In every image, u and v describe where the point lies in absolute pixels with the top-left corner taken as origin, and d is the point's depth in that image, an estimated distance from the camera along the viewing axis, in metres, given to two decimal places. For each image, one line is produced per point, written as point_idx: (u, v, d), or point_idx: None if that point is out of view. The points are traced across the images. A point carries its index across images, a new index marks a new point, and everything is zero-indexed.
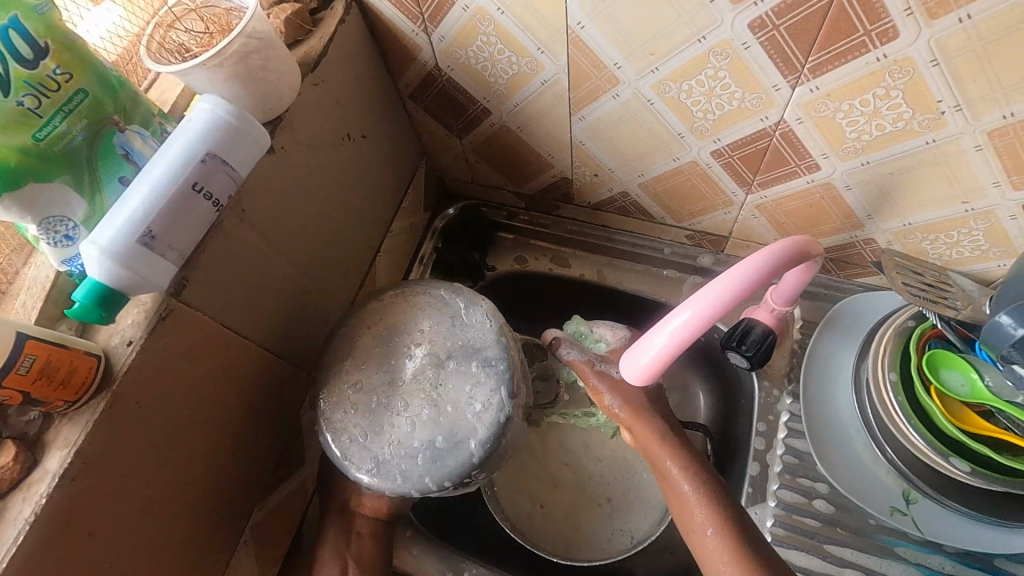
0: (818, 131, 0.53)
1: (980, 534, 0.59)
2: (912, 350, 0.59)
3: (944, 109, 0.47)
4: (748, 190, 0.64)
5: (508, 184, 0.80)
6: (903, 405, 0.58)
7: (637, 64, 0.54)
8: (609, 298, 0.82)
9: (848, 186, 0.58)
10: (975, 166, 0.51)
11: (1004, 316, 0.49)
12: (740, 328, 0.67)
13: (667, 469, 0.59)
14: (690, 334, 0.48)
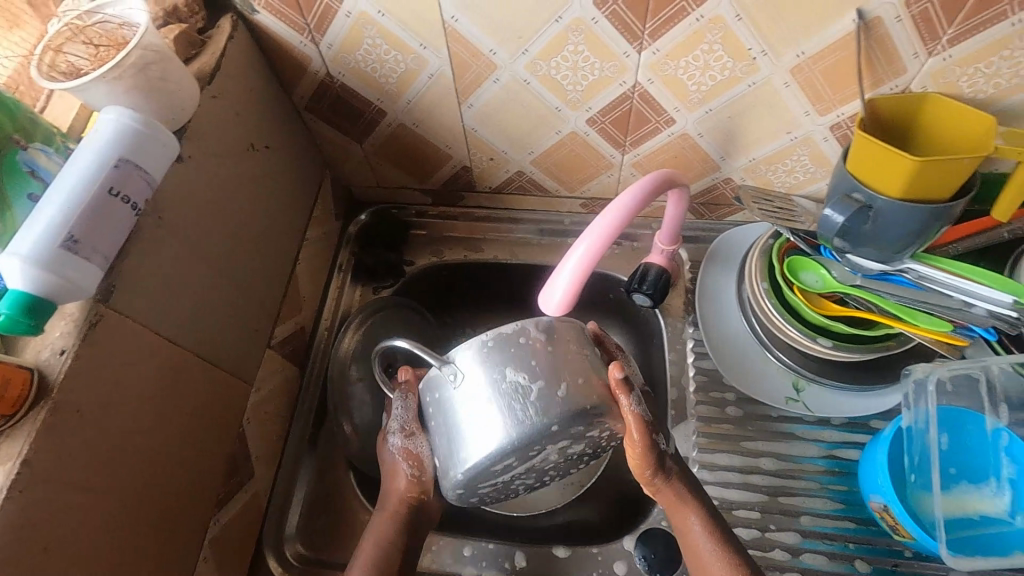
0: (666, 88, 0.64)
1: (855, 403, 0.71)
2: (776, 261, 0.70)
3: (755, 55, 0.59)
4: (623, 150, 0.74)
5: (413, 181, 0.85)
6: (776, 305, 0.69)
7: (509, 49, 0.62)
8: (524, 274, 0.89)
9: (701, 134, 0.70)
10: (788, 99, 0.63)
11: (830, 210, 0.61)
12: (640, 271, 0.76)
13: (689, 525, 0.60)
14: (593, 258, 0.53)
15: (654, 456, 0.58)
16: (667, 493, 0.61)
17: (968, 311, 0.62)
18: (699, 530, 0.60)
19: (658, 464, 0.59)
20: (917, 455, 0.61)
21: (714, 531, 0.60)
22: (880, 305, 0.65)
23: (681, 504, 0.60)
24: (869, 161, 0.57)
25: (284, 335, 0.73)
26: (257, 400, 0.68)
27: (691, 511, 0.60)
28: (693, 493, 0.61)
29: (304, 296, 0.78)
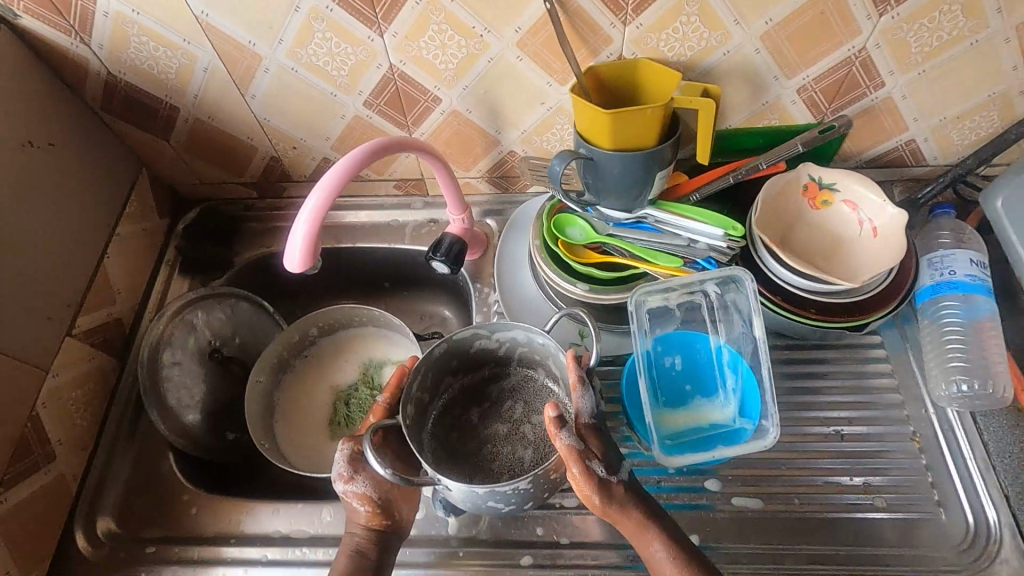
0: (419, 68, 0.71)
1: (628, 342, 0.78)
2: (546, 219, 0.77)
3: (480, 33, 0.66)
4: (409, 131, 0.80)
5: (232, 176, 0.89)
6: (545, 258, 0.76)
7: (265, 39, 0.68)
8: (352, 256, 0.95)
9: (469, 110, 0.77)
10: (527, 71, 0.71)
11: (556, 161, 0.66)
12: (438, 241, 0.82)
13: (654, 553, 0.61)
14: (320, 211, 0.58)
15: (604, 484, 0.60)
16: (627, 524, 0.61)
17: (696, 248, 0.70)
18: (665, 557, 0.60)
19: (605, 489, 0.60)
20: (661, 377, 0.71)
21: (681, 557, 0.60)
22: (629, 249, 0.73)
23: (644, 531, 0.61)
24: (595, 124, 0.64)
25: (92, 325, 0.76)
26: (57, 385, 0.71)
27: (654, 541, 0.61)
28: (652, 522, 0.61)
29: (119, 288, 0.81)
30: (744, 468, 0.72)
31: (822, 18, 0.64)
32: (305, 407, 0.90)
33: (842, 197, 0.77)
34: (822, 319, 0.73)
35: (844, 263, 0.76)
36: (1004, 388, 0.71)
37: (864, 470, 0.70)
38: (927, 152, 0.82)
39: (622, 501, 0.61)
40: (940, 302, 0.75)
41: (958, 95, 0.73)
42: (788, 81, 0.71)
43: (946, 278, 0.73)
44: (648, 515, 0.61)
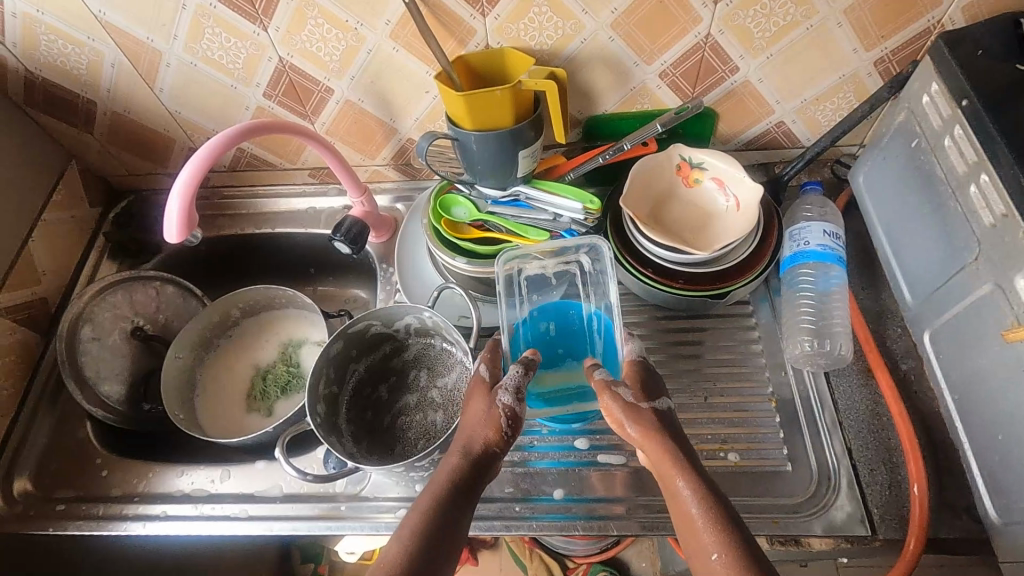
0: (306, 60, 0.77)
1: None
2: (432, 199, 0.82)
3: (354, 26, 0.73)
4: (311, 120, 0.86)
5: (156, 167, 0.96)
6: (431, 235, 0.81)
7: (161, 35, 0.74)
8: (273, 241, 1.01)
9: (361, 99, 0.83)
10: (405, 62, 0.77)
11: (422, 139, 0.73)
12: (339, 223, 0.88)
13: (678, 490, 0.54)
14: (193, 181, 0.65)
15: (635, 410, 0.59)
16: (652, 451, 0.57)
17: (561, 221, 0.78)
18: (690, 492, 0.54)
19: (635, 414, 0.59)
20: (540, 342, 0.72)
21: (706, 495, 0.53)
22: (504, 224, 0.79)
23: (669, 463, 0.56)
24: (461, 109, 0.69)
25: (15, 302, 0.83)
26: None
27: (679, 475, 0.55)
28: (674, 451, 0.56)
29: (44, 269, 0.87)
30: (611, 428, 0.77)
31: (663, 7, 0.70)
32: (226, 383, 0.96)
33: (710, 174, 0.81)
34: (681, 288, 0.77)
35: (710, 235, 0.80)
36: (847, 348, 0.77)
37: (721, 428, 0.75)
38: (799, 133, 0.87)
39: (635, 428, 0.58)
40: (797, 271, 0.80)
41: (811, 77, 0.78)
42: (648, 67, 0.77)
43: (801, 248, 0.77)
44: (667, 443, 0.57)
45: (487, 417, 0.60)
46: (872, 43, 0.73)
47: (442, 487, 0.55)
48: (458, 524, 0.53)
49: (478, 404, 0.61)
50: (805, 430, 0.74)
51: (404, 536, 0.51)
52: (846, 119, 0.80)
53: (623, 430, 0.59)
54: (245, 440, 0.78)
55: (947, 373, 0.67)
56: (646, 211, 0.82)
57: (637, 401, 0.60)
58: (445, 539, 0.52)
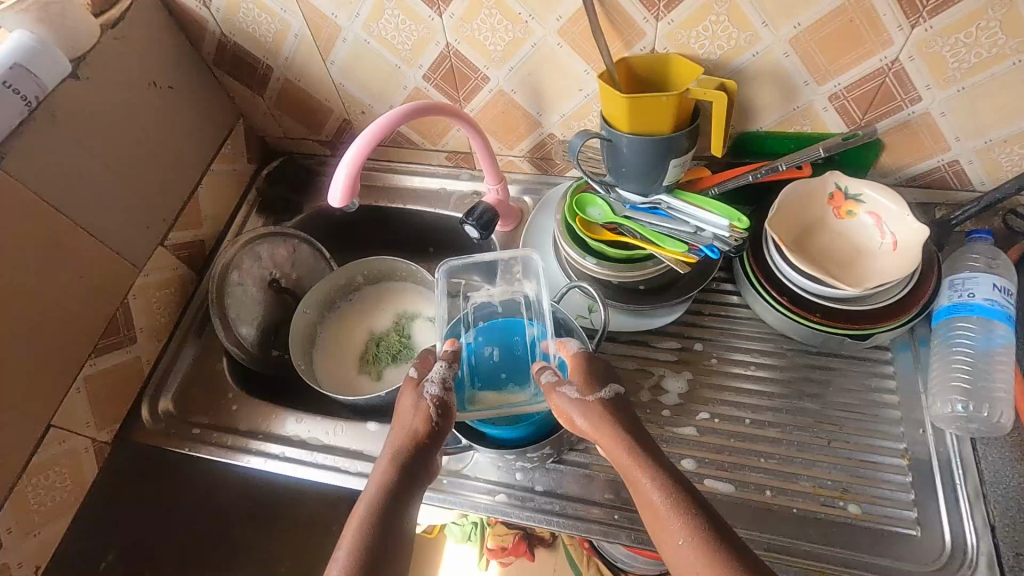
0: (471, 47, 0.80)
1: (632, 321, 0.83)
2: (569, 197, 0.83)
3: (525, 19, 0.74)
4: (461, 106, 0.89)
5: (310, 134, 1.03)
6: (563, 232, 0.82)
7: (345, 12, 0.79)
8: (402, 216, 1.05)
9: (514, 91, 0.85)
10: (567, 58, 0.78)
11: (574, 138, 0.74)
12: (473, 208, 0.91)
13: (637, 480, 0.55)
14: (362, 153, 0.70)
15: (583, 403, 0.60)
16: (613, 448, 0.58)
17: (701, 235, 0.75)
18: (653, 482, 0.54)
19: (582, 405, 0.60)
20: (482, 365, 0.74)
21: (670, 487, 0.53)
22: (640, 231, 0.78)
23: (630, 459, 0.56)
24: (619, 112, 0.69)
25: (180, 241, 0.92)
26: (146, 282, 0.86)
27: (642, 472, 0.55)
28: (624, 441, 0.57)
29: (206, 215, 0.96)
30: (720, 453, 0.74)
31: (852, 26, 0.66)
32: (342, 343, 1.01)
33: (867, 209, 0.76)
34: (818, 322, 0.73)
35: (857, 272, 0.75)
36: (1006, 417, 0.68)
37: (842, 475, 0.71)
38: (973, 175, 0.80)
39: (608, 414, 0.59)
40: (954, 325, 0.73)
41: (1004, 116, 0.71)
42: (820, 87, 0.73)
43: (965, 299, 0.71)
44: (630, 441, 0.57)
45: (416, 408, 0.62)
46: None
47: (386, 476, 0.57)
48: (399, 512, 0.55)
49: (408, 397, 0.64)
50: (940, 495, 0.68)
51: (374, 500, 0.55)
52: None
53: (573, 418, 0.60)
54: (362, 399, 0.82)
55: None
56: (789, 238, 0.78)
57: (583, 395, 0.61)
58: (392, 523, 0.54)
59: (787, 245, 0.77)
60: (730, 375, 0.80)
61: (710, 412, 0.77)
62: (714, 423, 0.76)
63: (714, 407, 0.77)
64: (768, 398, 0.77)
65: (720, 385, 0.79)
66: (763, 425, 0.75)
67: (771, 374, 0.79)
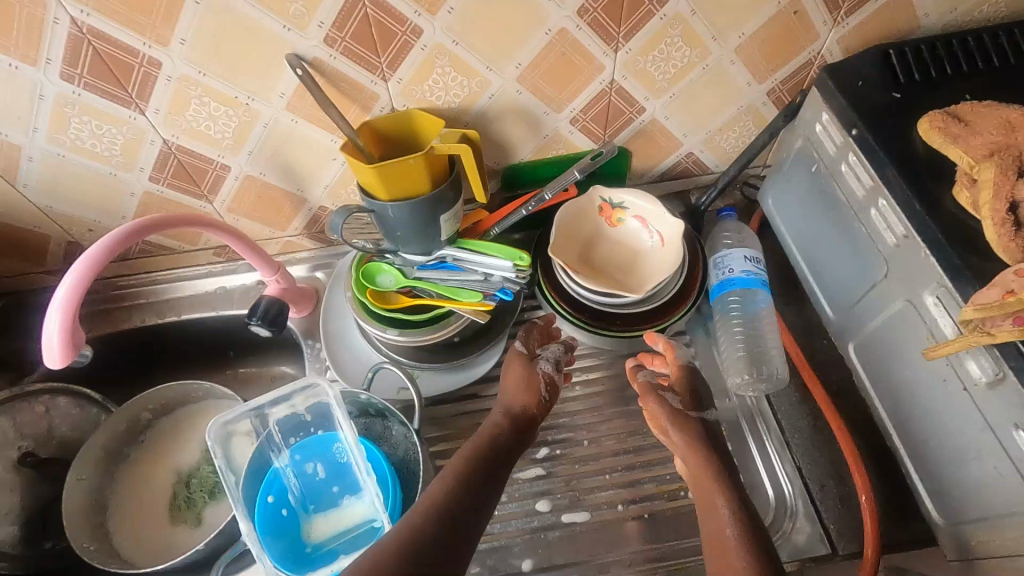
0: (194, 140, 0.71)
1: (453, 378, 0.81)
2: (354, 270, 0.78)
3: (245, 101, 0.67)
4: (210, 199, 0.79)
5: (31, 267, 0.84)
6: (357, 308, 0.76)
7: (18, 129, 0.66)
8: (182, 328, 0.92)
9: (263, 173, 0.77)
10: (306, 131, 0.72)
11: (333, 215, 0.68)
12: (254, 305, 0.82)
13: (718, 502, 0.61)
14: (72, 296, 0.58)
15: (685, 421, 0.70)
16: (700, 466, 0.65)
17: (492, 280, 0.75)
18: (728, 513, 0.60)
19: (680, 421, 0.70)
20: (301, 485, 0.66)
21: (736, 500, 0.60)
22: (434, 288, 0.75)
23: (709, 476, 0.64)
24: (372, 180, 0.65)
25: None
26: None
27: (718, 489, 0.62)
28: (715, 469, 0.65)
29: None
30: (570, 483, 0.75)
31: (565, 58, 0.69)
32: (144, 496, 0.85)
33: (632, 213, 0.82)
34: (621, 331, 0.77)
35: (640, 274, 0.81)
36: (783, 370, 0.78)
37: (678, 466, 0.75)
38: (707, 161, 0.90)
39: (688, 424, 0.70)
40: (726, 298, 0.80)
41: (713, 111, 0.81)
42: (559, 115, 0.77)
43: (727, 275, 0.78)
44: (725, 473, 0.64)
45: (527, 383, 0.73)
46: (764, 76, 0.77)
47: (443, 489, 0.56)
48: (477, 502, 0.57)
49: (518, 377, 0.74)
50: (756, 455, 0.75)
51: (429, 511, 0.53)
52: (749, 146, 0.84)
53: (670, 429, 0.70)
54: (171, 567, 0.69)
55: (875, 382, 0.70)
56: (574, 257, 0.81)
57: (685, 409, 0.72)
58: (461, 518, 0.54)
59: (574, 265, 0.80)
60: (560, 402, 0.80)
61: (550, 446, 0.77)
62: (557, 455, 0.77)
63: (552, 439, 0.78)
64: (598, 413, 0.79)
65: (554, 416, 0.79)
66: (601, 442, 0.77)
67: (595, 388, 0.81)
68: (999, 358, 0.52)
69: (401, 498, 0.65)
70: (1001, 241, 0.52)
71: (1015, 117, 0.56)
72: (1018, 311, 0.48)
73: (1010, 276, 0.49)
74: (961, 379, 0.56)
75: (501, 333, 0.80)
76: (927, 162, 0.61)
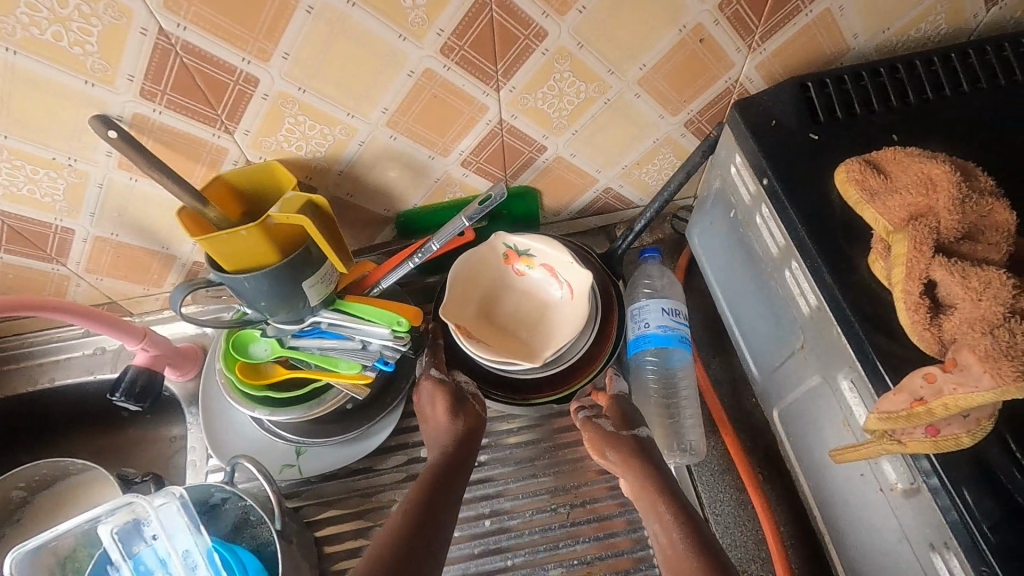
0: (21, 204, 0.62)
1: (341, 453, 0.73)
2: (223, 338, 0.69)
3: (66, 162, 0.58)
4: (62, 262, 0.70)
5: None
6: (225, 382, 0.68)
7: None
8: (58, 395, 0.83)
9: (116, 234, 0.68)
10: (151, 190, 0.63)
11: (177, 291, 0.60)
12: (120, 377, 0.74)
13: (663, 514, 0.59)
14: None
15: (616, 439, 0.65)
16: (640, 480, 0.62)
17: (370, 349, 0.67)
18: (673, 519, 0.59)
19: (614, 443, 0.65)
20: None
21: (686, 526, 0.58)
22: (310, 359, 0.67)
23: (652, 491, 0.61)
24: (210, 248, 0.57)
25: None
26: None
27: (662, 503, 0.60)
28: (657, 480, 0.61)
29: None
30: (467, 571, 0.68)
31: (439, 101, 0.60)
32: None
33: (540, 261, 0.73)
34: (524, 399, 0.70)
35: (547, 330, 0.72)
36: (700, 440, 0.71)
37: (587, 548, 0.68)
38: (629, 195, 0.81)
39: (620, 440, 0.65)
40: (642, 355, 0.72)
41: (626, 146, 0.72)
42: (446, 158, 0.68)
43: (642, 330, 0.70)
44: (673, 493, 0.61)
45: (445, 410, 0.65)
46: (677, 108, 0.68)
47: (399, 523, 0.54)
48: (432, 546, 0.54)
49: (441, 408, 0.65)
50: None
51: (390, 543, 0.52)
52: (666, 182, 0.73)
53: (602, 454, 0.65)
54: None
55: (799, 458, 0.63)
56: (474, 313, 0.72)
57: (617, 430, 0.66)
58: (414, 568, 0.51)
59: (472, 323, 0.71)
60: None
61: None
62: (454, 538, 0.69)
63: None
64: (504, 486, 0.72)
65: None
66: (506, 521, 0.70)
67: (502, 458, 0.74)
68: (913, 466, 0.44)
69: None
70: (914, 327, 0.44)
71: (936, 174, 0.47)
72: (931, 422, 0.41)
73: (918, 379, 0.41)
74: (878, 480, 0.49)
75: (397, 401, 0.73)
76: (843, 222, 0.53)
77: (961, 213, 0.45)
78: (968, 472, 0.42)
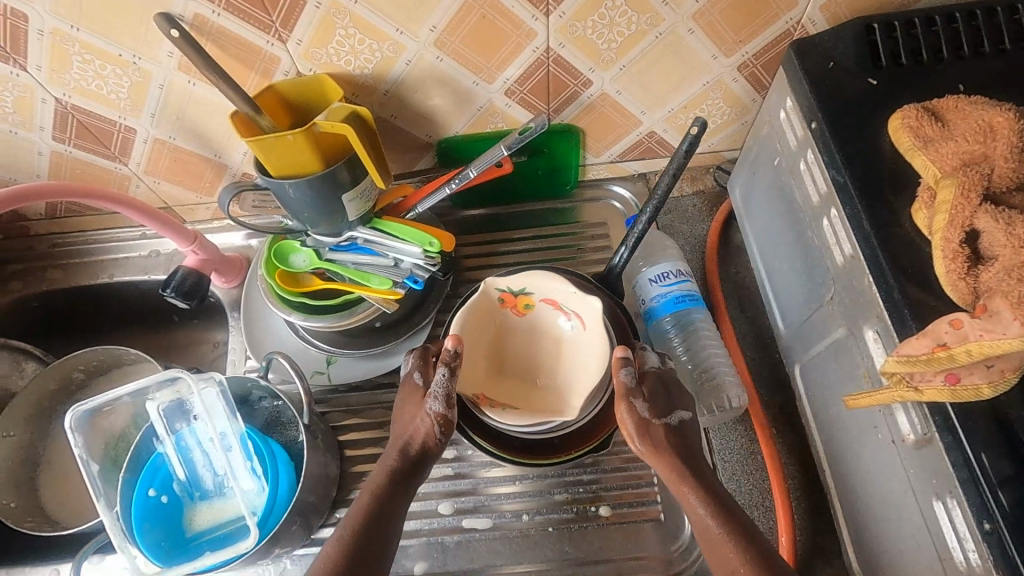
0: (87, 99, 0.66)
1: (367, 365, 0.77)
2: (265, 246, 0.73)
3: (131, 60, 0.61)
4: (124, 162, 0.74)
5: None
6: (266, 288, 0.72)
7: None
8: (114, 290, 0.89)
9: (172, 137, 0.71)
10: (207, 94, 0.66)
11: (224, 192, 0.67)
12: (171, 275, 0.78)
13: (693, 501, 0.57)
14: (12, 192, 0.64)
15: (649, 427, 0.59)
16: (668, 469, 0.59)
17: (401, 267, 0.70)
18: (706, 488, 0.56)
19: (646, 432, 0.59)
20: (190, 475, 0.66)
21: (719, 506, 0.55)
22: (344, 272, 0.70)
23: (680, 481, 0.58)
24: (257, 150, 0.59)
25: None
26: None
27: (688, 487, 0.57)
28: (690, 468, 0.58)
29: None
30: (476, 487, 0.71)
31: (487, 21, 0.60)
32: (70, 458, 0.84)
33: (539, 296, 0.65)
34: (564, 455, 0.62)
35: (565, 370, 0.64)
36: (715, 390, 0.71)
37: (594, 478, 0.70)
38: (674, 141, 0.79)
39: (649, 423, 0.59)
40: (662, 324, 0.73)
41: (675, 86, 0.70)
42: (491, 85, 0.68)
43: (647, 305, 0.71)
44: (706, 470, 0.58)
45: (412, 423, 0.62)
46: (731, 48, 0.65)
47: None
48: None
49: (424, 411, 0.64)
50: None
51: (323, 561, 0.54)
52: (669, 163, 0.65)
53: (636, 442, 0.59)
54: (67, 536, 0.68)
55: (815, 413, 0.62)
56: (486, 370, 0.64)
57: (651, 417, 0.59)
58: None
59: (488, 387, 0.64)
60: None
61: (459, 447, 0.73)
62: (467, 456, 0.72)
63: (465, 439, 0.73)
64: None
65: None
66: None
67: None
68: (928, 416, 0.44)
69: (293, 475, 0.66)
70: (949, 276, 0.43)
71: (996, 121, 0.45)
72: (952, 369, 0.41)
73: (943, 325, 0.41)
74: (891, 430, 0.49)
75: (424, 322, 0.76)
76: (891, 171, 0.51)
77: (1018, 161, 0.44)
78: (984, 425, 0.42)
